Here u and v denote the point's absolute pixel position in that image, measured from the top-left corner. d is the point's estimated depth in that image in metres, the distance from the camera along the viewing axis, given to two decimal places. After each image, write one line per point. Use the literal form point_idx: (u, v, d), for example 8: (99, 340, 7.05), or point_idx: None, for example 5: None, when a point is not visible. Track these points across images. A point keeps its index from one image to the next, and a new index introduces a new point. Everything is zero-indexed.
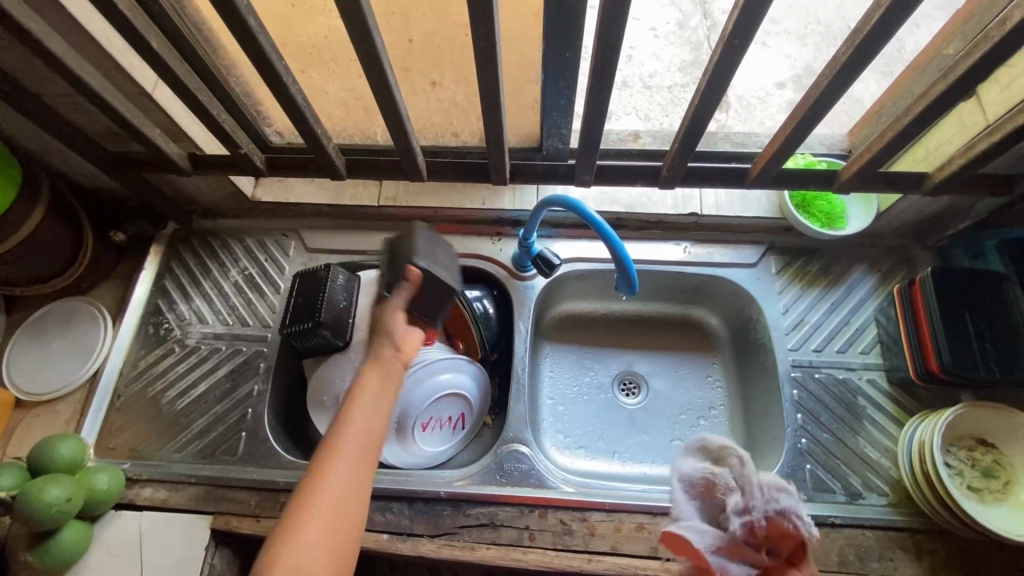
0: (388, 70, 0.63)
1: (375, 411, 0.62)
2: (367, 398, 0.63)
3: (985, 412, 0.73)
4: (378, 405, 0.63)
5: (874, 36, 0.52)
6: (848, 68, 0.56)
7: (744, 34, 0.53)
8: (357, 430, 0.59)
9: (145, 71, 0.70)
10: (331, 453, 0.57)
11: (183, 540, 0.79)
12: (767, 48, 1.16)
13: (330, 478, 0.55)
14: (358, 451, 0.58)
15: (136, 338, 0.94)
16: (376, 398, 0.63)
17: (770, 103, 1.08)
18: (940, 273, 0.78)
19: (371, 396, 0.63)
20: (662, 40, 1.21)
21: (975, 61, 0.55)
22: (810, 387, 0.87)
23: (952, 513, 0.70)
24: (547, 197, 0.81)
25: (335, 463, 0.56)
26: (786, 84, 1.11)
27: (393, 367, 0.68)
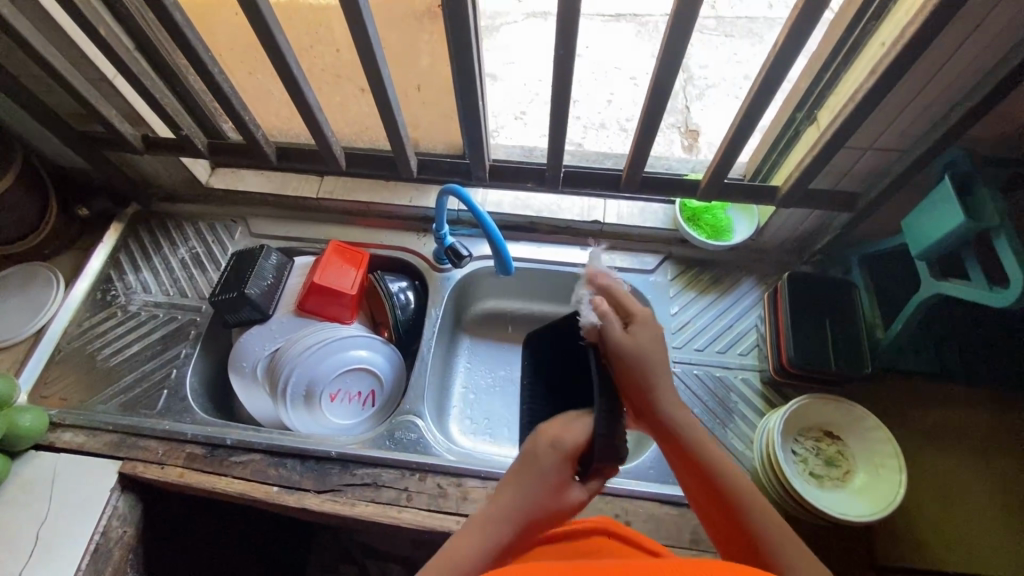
0: (294, 66, 0.75)
1: (486, 560, 0.51)
2: (483, 535, 0.52)
3: (829, 405, 0.80)
4: (494, 553, 0.51)
5: (671, 51, 0.64)
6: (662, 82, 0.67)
7: (568, 46, 0.66)
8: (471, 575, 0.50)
9: (105, 60, 0.83)
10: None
11: (92, 481, 0.86)
12: (738, 100, 1.20)
13: None
14: None
15: (84, 301, 1.04)
16: (493, 550, 0.51)
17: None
18: (795, 279, 0.87)
19: (489, 548, 0.51)
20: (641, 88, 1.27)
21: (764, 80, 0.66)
22: (688, 382, 0.93)
23: (790, 494, 0.75)
24: (445, 187, 0.90)
25: None
26: None
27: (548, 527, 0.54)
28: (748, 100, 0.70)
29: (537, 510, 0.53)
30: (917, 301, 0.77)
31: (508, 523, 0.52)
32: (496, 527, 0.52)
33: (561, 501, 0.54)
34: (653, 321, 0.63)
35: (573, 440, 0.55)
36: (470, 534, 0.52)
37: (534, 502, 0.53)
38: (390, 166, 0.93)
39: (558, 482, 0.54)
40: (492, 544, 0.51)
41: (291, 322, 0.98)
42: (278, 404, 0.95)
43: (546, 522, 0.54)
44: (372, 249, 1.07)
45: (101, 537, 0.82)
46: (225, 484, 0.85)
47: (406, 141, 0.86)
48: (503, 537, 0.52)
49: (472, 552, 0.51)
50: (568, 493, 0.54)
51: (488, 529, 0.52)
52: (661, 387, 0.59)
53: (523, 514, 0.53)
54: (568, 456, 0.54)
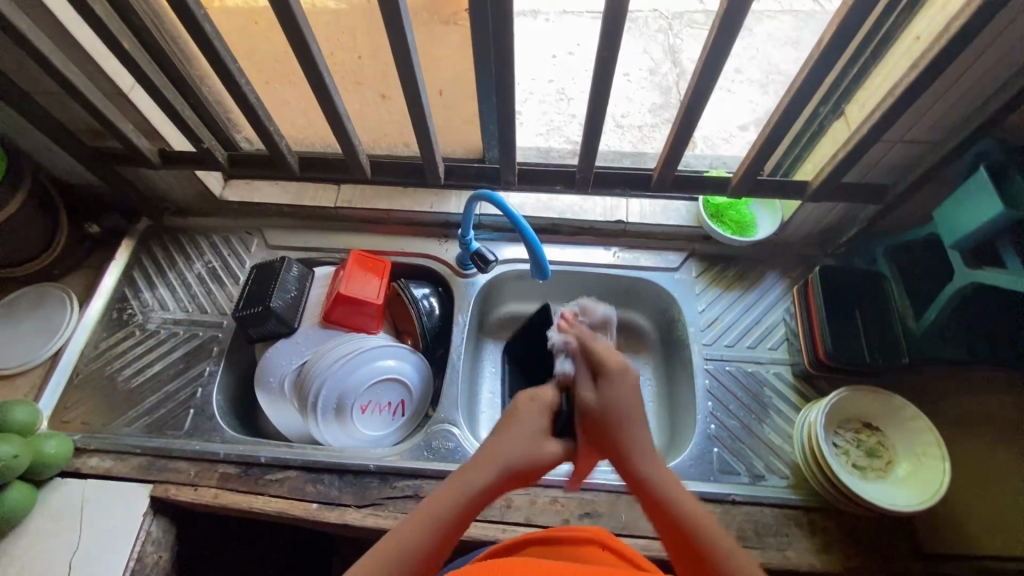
0: (325, 74, 0.74)
1: (466, 504, 0.56)
2: (465, 484, 0.57)
3: (869, 396, 0.80)
4: (472, 497, 0.57)
5: (714, 50, 0.64)
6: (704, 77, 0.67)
7: (610, 48, 0.65)
8: (461, 512, 0.56)
9: (123, 74, 0.81)
10: (439, 519, 0.55)
11: (123, 506, 0.83)
12: (731, 93, 1.20)
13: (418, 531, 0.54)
14: (448, 528, 0.55)
15: (99, 322, 1.01)
16: (471, 495, 0.57)
17: (735, 141, 1.13)
18: (826, 273, 0.87)
19: (468, 495, 0.57)
20: (634, 84, 1.26)
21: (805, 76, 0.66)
22: (720, 378, 0.93)
23: (836, 487, 0.76)
24: (475, 192, 0.88)
25: (435, 526, 0.55)
26: (750, 127, 1.16)
27: (527, 475, 0.61)
28: (786, 96, 0.70)
29: (517, 460, 0.59)
30: (950, 291, 0.78)
31: (489, 472, 0.58)
32: (474, 477, 0.57)
33: (541, 450, 0.61)
34: (623, 371, 0.63)
35: (550, 396, 0.66)
36: (451, 484, 0.57)
37: (514, 451, 0.59)
38: (416, 172, 0.91)
39: (538, 436, 0.61)
40: (471, 490, 0.57)
41: (317, 334, 0.96)
42: (308, 418, 0.93)
43: (525, 474, 0.60)
44: (392, 256, 1.06)
45: (137, 564, 0.80)
46: (263, 503, 0.83)
47: (435, 146, 0.85)
48: (481, 484, 0.57)
49: (447, 500, 0.56)
50: (547, 444, 0.62)
51: (469, 478, 0.57)
52: (634, 447, 0.59)
53: (502, 465, 0.58)
54: (550, 408, 0.65)
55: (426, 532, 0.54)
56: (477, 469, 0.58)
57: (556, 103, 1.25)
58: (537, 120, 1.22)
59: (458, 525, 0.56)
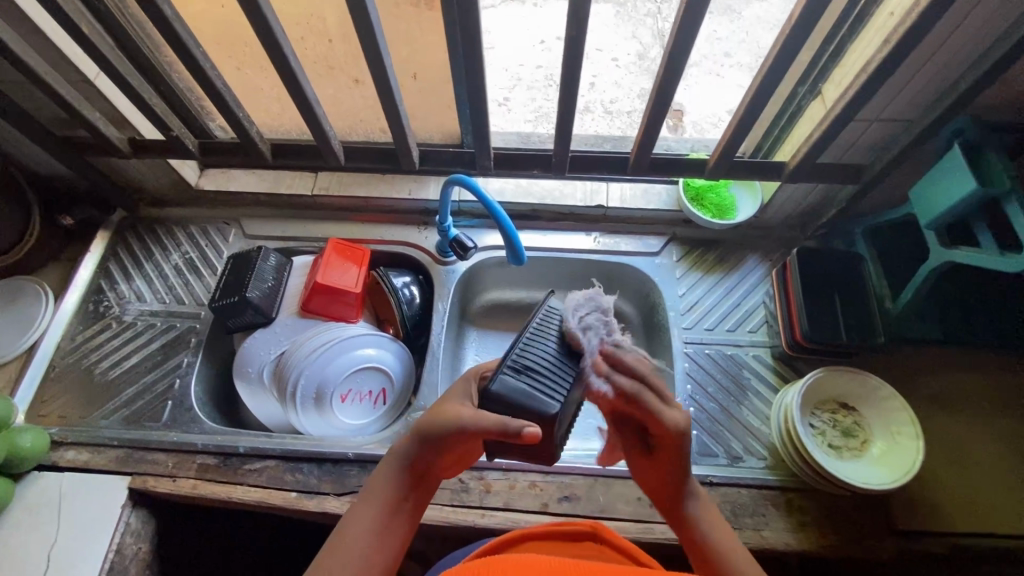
0: (291, 58, 0.72)
1: (400, 476, 0.59)
2: (396, 458, 0.60)
3: (844, 376, 0.81)
4: (403, 468, 0.59)
5: (683, 29, 0.63)
6: (675, 55, 0.66)
7: (580, 27, 0.63)
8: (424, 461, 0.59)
9: (87, 61, 0.79)
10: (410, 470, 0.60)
11: (102, 498, 0.83)
12: (721, 78, 1.20)
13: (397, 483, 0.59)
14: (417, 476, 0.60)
15: (75, 314, 1.00)
16: (401, 466, 0.60)
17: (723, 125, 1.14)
18: (803, 255, 0.87)
19: (399, 468, 0.59)
20: (622, 69, 1.25)
21: (776, 54, 0.66)
22: (700, 362, 0.94)
23: (811, 466, 0.76)
24: (450, 177, 0.87)
25: (408, 475, 0.60)
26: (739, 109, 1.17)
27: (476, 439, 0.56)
28: (759, 75, 0.69)
29: (430, 426, 0.58)
30: (927, 270, 0.77)
31: (438, 432, 0.57)
32: (403, 450, 0.60)
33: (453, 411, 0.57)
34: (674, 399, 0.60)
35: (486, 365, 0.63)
36: (387, 461, 0.61)
37: (426, 420, 0.59)
38: (391, 158, 0.90)
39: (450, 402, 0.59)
40: (399, 461, 0.60)
41: (296, 324, 0.95)
42: (288, 407, 0.93)
43: (446, 441, 0.57)
44: (372, 244, 1.05)
45: (116, 556, 0.80)
46: (242, 493, 0.83)
47: (408, 131, 0.84)
48: (410, 457, 0.60)
49: (383, 477, 0.60)
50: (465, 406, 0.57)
51: (399, 452, 0.60)
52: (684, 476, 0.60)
53: (421, 435, 0.59)
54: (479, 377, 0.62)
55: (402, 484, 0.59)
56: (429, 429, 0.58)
57: (545, 88, 1.24)
58: (526, 106, 1.21)
59: (398, 496, 0.59)
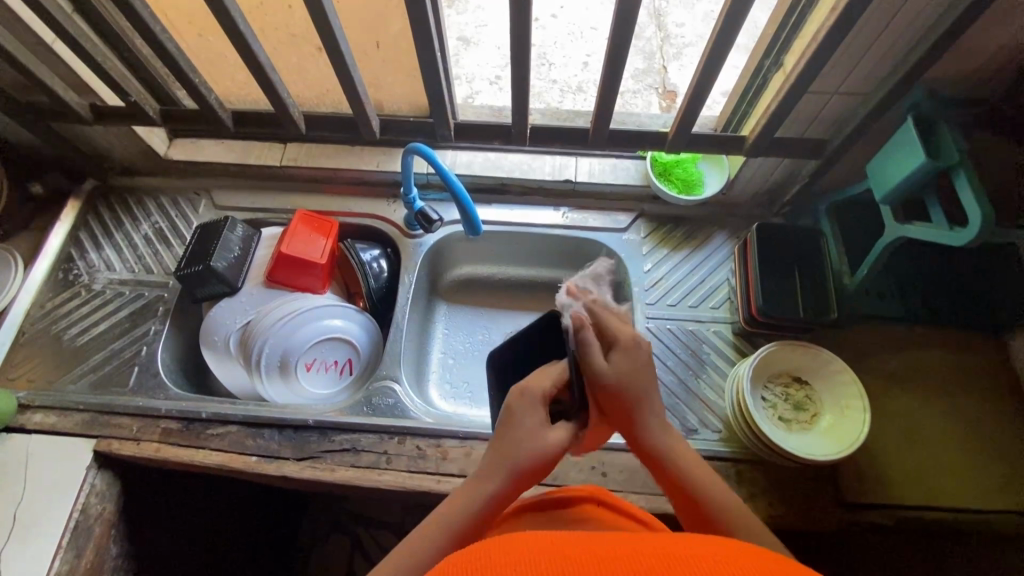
0: (241, 24, 0.71)
1: (481, 512, 0.55)
2: (478, 494, 0.55)
3: (796, 350, 0.81)
4: (488, 504, 0.55)
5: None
6: (625, 22, 0.65)
7: None
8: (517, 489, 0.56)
9: (41, 24, 0.78)
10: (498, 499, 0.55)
11: (67, 460, 0.85)
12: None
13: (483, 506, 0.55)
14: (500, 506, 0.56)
15: (45, 282, 1.01)
16: (485, 503, 0.55)
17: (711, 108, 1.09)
18: (763, 230, 0.87)
19: (484, 505, 0.55)
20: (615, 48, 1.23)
21: (728, 21, 0.65)
22: (661, 336, 0.94)
23: (759, 438, 0.77)
24: (409, 146, 0.87)
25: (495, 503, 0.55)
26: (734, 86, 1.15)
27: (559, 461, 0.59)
28: (712, 43, 0.69)
29: (528, 459, 0.56)
30: (882, 245, 0.78)
31: (551, 458, 0.57)
32: (488, 486, 0.55)
33: (547, 444, 0.57)
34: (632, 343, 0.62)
35: (544, 385, 0.60)
36: (463, 497, 0.55)
37: (520, 453, 0.56)
38: (351, 128, 0.91)
39: (543, 426, 0.58)
40: (484, 497, 0.55)
41: (261, 294, 0.96)
42: (254, 376, 0.94)
43: (540, 471, 0.57)
44: (340, 217, 1.05)
45: (80, 515, 0.82)
46: (203, 457, 0.85)
47: (365, 100, 0.83)
48: (496, 492, 0.55)
49: (462, 508, 0.55)
50: (559, 434, 0.58)
51: (481, 487, 0.56)
52: (648, 415, 0.60)
53: (516, 469, 0.56)
54: (544, 398, 0.59)
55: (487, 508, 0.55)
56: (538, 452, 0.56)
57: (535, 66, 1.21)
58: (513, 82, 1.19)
59: (479, 531, 0.54)
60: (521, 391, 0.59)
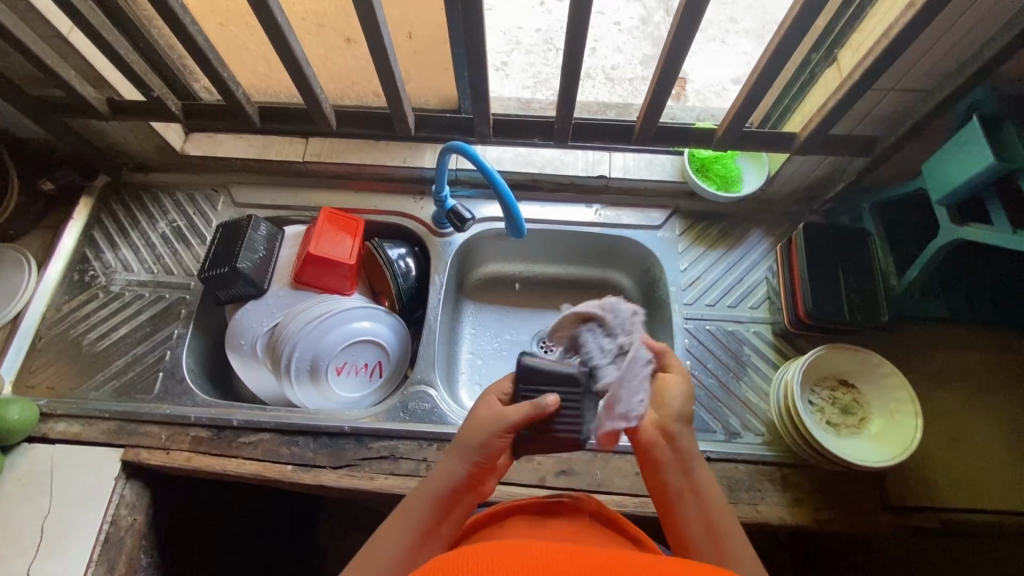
0: (277, 13, 0.67)
1: (442, 494, 0.58)
2: (439, 479, 0.59)
3: (844, 354, 0.80)
4: (448, 487, 0.59)
5: None
6: (688, 17, 0.62)
7: None
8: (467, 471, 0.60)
9: (59, 14, 0.74)
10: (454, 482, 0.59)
11: (93, 470, 0.82)
12: (725, 44, 1.14)
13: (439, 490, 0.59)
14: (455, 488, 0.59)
15: (60, 284, 0.97)
16: (445, 486, 0.59)
17: (727, 96, 1.08)
18: (809, 230, 0.85)
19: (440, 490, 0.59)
20: (625, 34, 1.19)
21: (796, 17, 0.62)
22: (700, 338, 0.92)
23: (809, 443, 0.76)
24: (447, 144, 0.84)
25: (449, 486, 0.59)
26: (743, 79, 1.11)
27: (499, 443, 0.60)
28: (775, 39, 0.66)
29: (476, 437, 0.60)
30: (936, 247, 0.76)
31: (494, 438, 0.60)
32: (445, 470, 0.60)
33: (490, 425, 0.60)
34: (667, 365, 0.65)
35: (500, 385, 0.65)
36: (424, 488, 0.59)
37: (468, 437, 0.60)
38: (385, 124, 0.88)
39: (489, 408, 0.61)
40: (443, 481, 0.59)
41: (288, 296, 0.93)
42: (282, 380, 0.92)
43: (488, 455, 0.60)
44: (366, 215, 1.02)
45: (110, 527, 0.79)
46: (237, 465, 0.82)
47: (402, 95, 0.80)
48: (452, 474, 0.59)
49: (421, 495, 0.59)
50: (505, 412, 0.60)
51: (442, 472, 0.60)
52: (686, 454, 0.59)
53: (466, 449, 0.60)
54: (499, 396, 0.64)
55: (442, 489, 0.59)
56: (478, 436, 0.60)
57: (543, 53, 1.17)
58: (523, 71, 1.14)
59: (438, 515, 0.58)
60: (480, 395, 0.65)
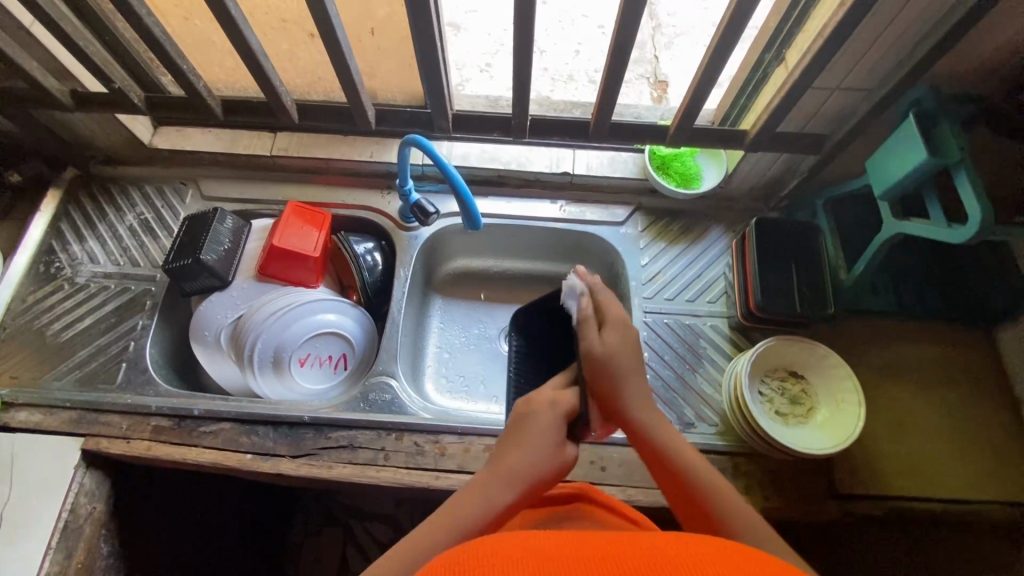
0: (231, 5, 0.68)
1: (491, 519, 0.53)
2: (490, 499, 0.54)
3: (793, 345, 0.82)
4: (495, 514, 0.53)
5: None
6: (628, 14, 0.64)
7: None
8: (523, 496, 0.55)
9: (20, 6, 0.75)
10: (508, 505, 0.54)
11: (53, 459, 0.82)
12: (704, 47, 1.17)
13: (490, 507, 0.53)
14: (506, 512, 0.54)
15: (26, 275, 0.97)
16: (494, 513, 0.53)
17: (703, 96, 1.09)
18: (761, 226, 0.87)
19: (492, 510, 0.53)
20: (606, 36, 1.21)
21: (733, 17, 0.64)
22: (658, 331, 0.94)
23: (757, 432, 0.78)
24: (407, 138, 0.86)
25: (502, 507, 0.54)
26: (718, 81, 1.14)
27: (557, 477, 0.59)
28: (717, 37, 0.68)
29: (537, 467, 0.57)
30: (879, 241, 0.78)
31: (559, 469, 0.58)
32: (495, 492, 0.54)
33: (558, 459, 0.58)
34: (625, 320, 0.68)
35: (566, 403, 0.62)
36: (470, 507, 0.53)
37: (533, 467, 0.57)
38: (348, 118, 0.90)
39: (552, 444, 0.58)
40: (494, 506, 0.53)
41: (252, 288, 0.94)
42: (246, 371, 0.92)
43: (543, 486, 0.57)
44: (333, 209, 1.03)
45: (69, 515, 0.80)
46: (196, 454, 0.83)
47: (361, 89, 0.82)
48: (503, 501, 0.54)
49: (472, 508, 0.53)
50: (564, 454, 0.59)
51: (491, 495, 0.54)
52: (633, 400, 0.63)
53: (520, 478, 0.56)
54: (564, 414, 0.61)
55: (493, 507, 0.53)
56: (546, 467, 0.57)
57: None
58: (503, 71, 1.16)
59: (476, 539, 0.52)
60: (526, 397, 0.64)
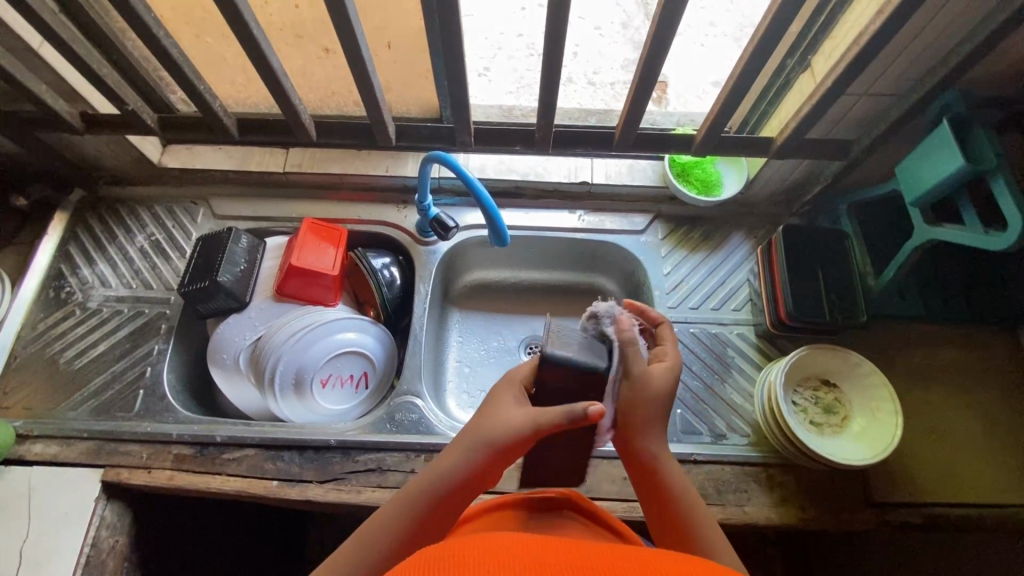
0: (252, 23, 0.66)
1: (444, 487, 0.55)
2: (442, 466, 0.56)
3: (826, 353, 0.81)
4: (447, 479, 0.55)
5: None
6: (663, 26, 0.63)
7: None
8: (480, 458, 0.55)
9: (28, 28, 0.73)
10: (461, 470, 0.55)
11: (72, 492, 0.80)
12: (704, 47, 1.16)
13: (443, 475, 0.56)
14: (461, 476, 0.55)
15: (36, 301, 0.95)
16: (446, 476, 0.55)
17: (708, 98, 1.08)
18: (789, 232, 0.86)
19: (446, 476, 0.55)
20: (606, 38, 1.19)
21: (768, 27, 0.63)
22: (684, 341, 0.93)
23: (793, 444, 0.77)
24: (428, 154, 0.84)
25: (453, 475, 0.55)
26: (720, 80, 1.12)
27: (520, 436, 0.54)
28: (751, 46, 0.67)
29: (485, 431, 0.55)
30: (910, 248, 0.77)
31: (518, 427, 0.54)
32: (450, 456, 0.56)
33: (512, 419, 0.55)
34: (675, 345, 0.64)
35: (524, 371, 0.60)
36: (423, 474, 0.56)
37: (485, 426, 0.56)
38: (367, 134, 0.88)
39: (507, 405, 0.56)
40: (447, 470, 0.56)
41: (271, 308, 0.92)
42: (266, 393, 0.90)
43: (506, 448, 0.54)
44: (349, 224, 1.01)
45: (91, 550, 0.77)
46: (220, 482, 0.81)
47: (383, 106, 0.81)
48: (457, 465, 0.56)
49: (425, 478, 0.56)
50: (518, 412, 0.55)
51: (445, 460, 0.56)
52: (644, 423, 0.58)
53: (472, 442, 0.56)
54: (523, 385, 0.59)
55: (447, 475, 0.55)
56: (498, 429, 0.55)
57: (525, 58, 1.17)
58: (508, 77, 1.14)
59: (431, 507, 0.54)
60: None
